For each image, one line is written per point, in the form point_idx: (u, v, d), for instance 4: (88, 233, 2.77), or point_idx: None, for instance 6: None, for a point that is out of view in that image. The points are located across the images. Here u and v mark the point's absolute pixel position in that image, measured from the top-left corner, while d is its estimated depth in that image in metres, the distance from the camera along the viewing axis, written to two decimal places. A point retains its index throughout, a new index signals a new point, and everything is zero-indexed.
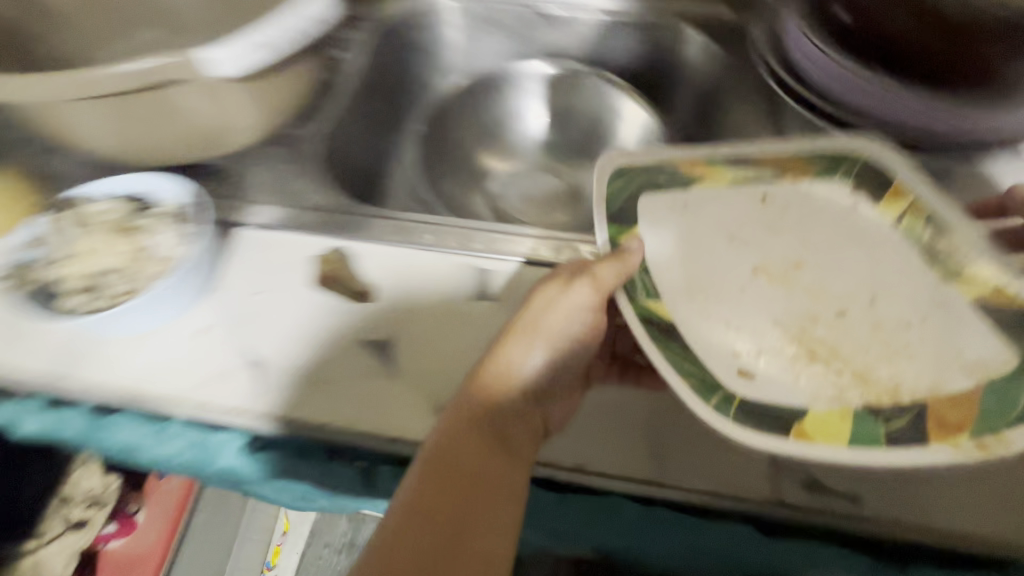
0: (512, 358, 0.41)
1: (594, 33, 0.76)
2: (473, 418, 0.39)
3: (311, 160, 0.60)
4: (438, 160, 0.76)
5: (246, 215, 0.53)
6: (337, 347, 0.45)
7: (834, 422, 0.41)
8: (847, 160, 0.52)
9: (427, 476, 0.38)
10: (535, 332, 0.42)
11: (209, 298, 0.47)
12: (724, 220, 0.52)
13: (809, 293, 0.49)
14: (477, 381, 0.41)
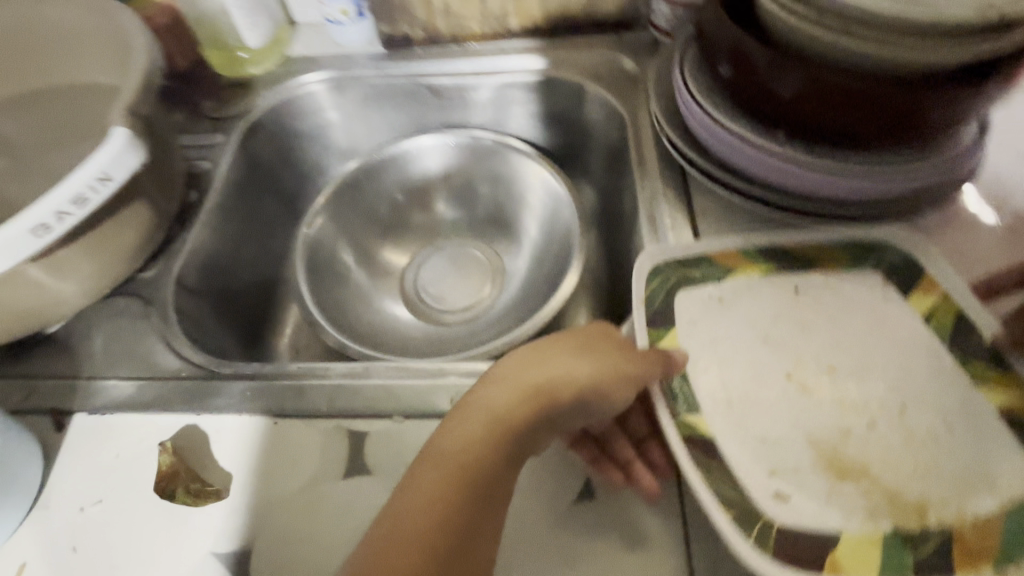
0: (537, 367, 0.41)
1: (484, 103, 0.73)
2: (495, 414, 0.39)
3: (148, 316, 0.50)
4: (363, 267, 0.70)
5: (85, 397, 0.45)
6: (189, 566, 0.38)
7: (865, 550, 0.37)
8: (885, 249, 0.50)
9: (442, 473, 0.36)
10: (555, 356, 0.42)
11: (37, 518, 0.41)
12: (756, 319, 0.48)
13: (841, 394, 0.44)
14: (506, 383, 0.40)
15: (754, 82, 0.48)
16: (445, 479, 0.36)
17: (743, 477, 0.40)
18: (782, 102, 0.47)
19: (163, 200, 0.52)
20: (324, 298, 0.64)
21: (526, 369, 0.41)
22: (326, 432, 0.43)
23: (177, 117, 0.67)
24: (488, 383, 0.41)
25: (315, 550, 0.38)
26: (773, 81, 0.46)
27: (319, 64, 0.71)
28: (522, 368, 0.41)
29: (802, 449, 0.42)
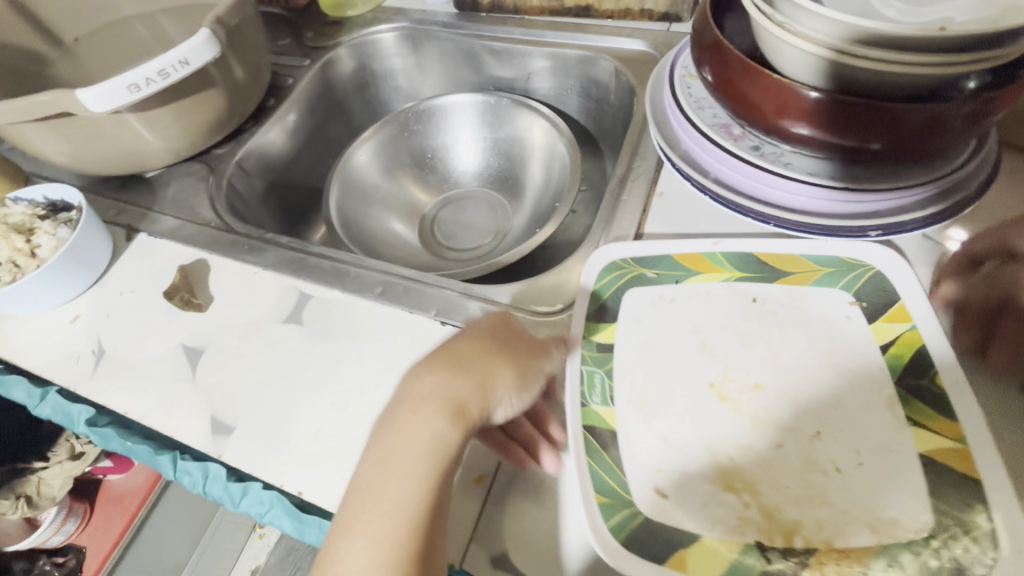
0: (464, 376, 0.40)
1: (530, 68, 0.79)
2: (434, 443, 0.38)
3: (201, 182, 0.67)
4: (397, 185, 0.80)
5: (150, 223, 0.62)
6: (166, 348, 0.52)
7: (717, 562, 0.35)
8: (855, 272, 0.45)
9: (397, 477, 0.37)
10: (475, 357, 0.41)
11: (93, 291, 0.57)
12: (699, 321, 0.46)
13: (749, 399, 0.41)
14: (435, 405, 0.39)
15: (731, 82, 0.45)
16: (394, 523, 0.36)
17: (628, 472, 0.39)
18: (764, 111, 0.44)
19: (239, 94, 0.68)
20: (353, 209, 0.75)
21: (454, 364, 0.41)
22: (284, 287, 0.55)
23: (284, 45, 0.84)
24: (417, 396, 0.39)
25: (241, 363, 0.50)
26: (752, 87, 0.43)
27: (401, 16, 0.83)
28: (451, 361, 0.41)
29: (656, 444, 0.40)
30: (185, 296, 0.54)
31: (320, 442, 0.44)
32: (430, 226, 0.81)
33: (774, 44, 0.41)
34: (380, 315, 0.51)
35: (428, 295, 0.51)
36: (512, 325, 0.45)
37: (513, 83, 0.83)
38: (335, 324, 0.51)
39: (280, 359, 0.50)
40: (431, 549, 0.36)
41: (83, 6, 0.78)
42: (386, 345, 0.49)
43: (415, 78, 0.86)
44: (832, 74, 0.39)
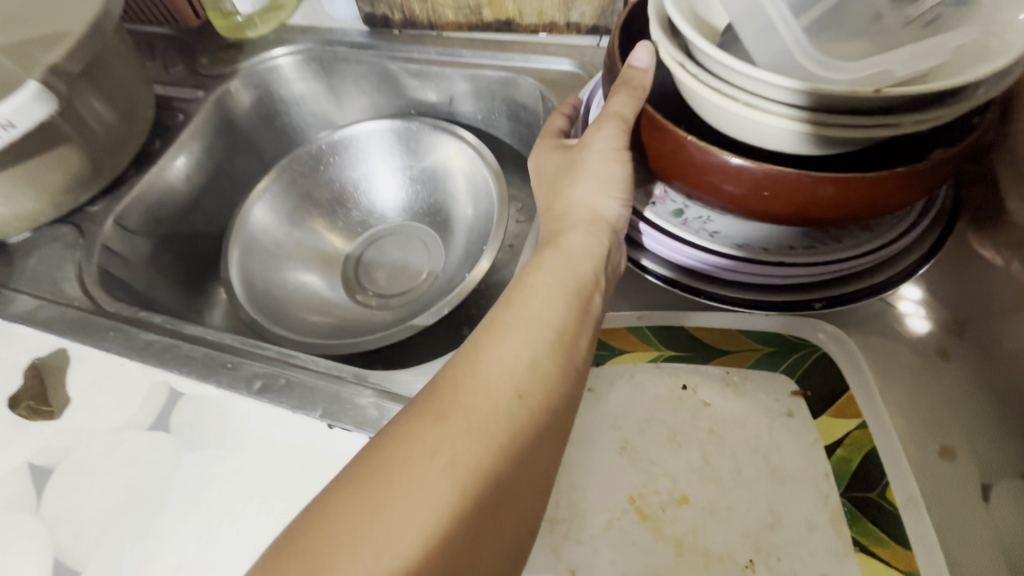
0: (574, 192, 0.40)
1: (451, 92, 0.72)
2: (564, 310, 0.35)
3: (69, 250, 0.59)
4: (314, 228, 0.73)
5: (6, 305, 0.54)
6: (9, 466, 0.44)
7: None
8: (798, 350, 0.39)
9: (535, 325, 0.34)
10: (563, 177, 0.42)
11: None
12: (621, 417, 0.39)
13: (670, 525, 0.35)
14: (569, 250, 0.38)
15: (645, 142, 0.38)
16: (529, 377, 0.32)
17: None
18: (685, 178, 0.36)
19: (106, 144, 0.59)
20: (262, 264, 0.67)
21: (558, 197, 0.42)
22: (154, 383, 0.47)
23: (174, 73, 0.74)
24: (543, 253, 0.39)
25: (95, 485, 0.43)
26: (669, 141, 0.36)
27: (306, 36, 0.74)
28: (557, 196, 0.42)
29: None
30: (33, 403, 0.47)
31: None
32: (354, 271, 0.73)
33: (698, 100, 0.33)
34: (259, 416, 0.44)
35: (312, 388, 0.44)
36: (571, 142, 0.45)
37: (437, 106, 0.75)
38: (207, 430, 0.44)
39: (141, 476, 0.43)
40: (559, 409, 0.33)
41: None
42: (264, 456, 0.42)
43: (329, 106, 0.78)
44: (768, 137, 0.32)
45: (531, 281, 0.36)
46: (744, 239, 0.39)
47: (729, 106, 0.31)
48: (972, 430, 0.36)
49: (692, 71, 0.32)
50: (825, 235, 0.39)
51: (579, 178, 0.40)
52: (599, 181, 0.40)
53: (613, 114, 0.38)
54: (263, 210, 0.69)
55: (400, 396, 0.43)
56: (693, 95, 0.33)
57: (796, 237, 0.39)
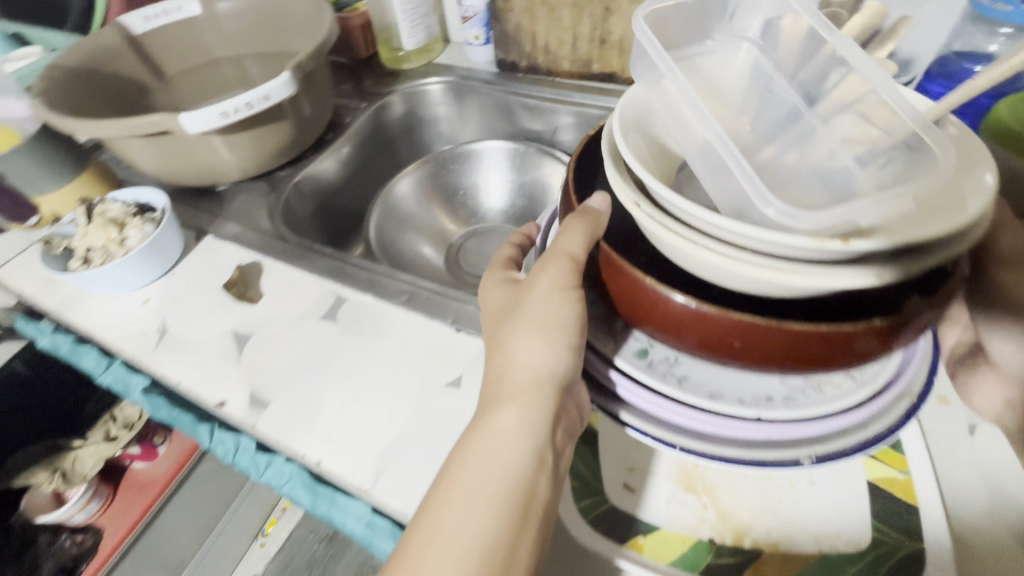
0: (514, 351, 0.43)
1: (557, 124, 0.90)
2: (493, 527, 0.37)
3: (262, 199, 0.78)
4: (433, 213, 0.90)
5: (218, 229, 0.73)
6: (220, 330, 0.60)
7: (673, 543, 0.41)
8: None
9: (457, 550, 0.36)
10: (506, 321, 0.45)
11: (163, 279, 0.67)
12: None
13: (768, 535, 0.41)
14: (504, 440, 0.40)
15: (613, 280, 0.41)
16: None
17: (605, 466, 0.45)
18: (655, 321, 0.40)
19: (305, 127, 0.79)
20: (392, 232, 0.85)
21: (499, 353, 0.44)
22: (324, 290, 0.63)
23: (345, 89, 0.97)
24: (473, 436, 0.41)
25: (281, 349, 0.58)
26: (633, 283, 0.39)
27: (449, 71, 0.95)
28: (499, 351, 0.44)
29: (677, 523, 0.42)
30: (241, 290, 0.63)
31: (340, 421, 0.51)
32: (456, 251, 0.89)
33: (658, 237, 0.37)
34: (404, 320, 0.59)
35: (447, 306, 0.59)
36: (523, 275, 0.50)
37: (542, 134, 0.93)
38: (363, 324, 0.59)
39: (314, 347, 0.57)
40: None
41: (185, 48, 0.92)
42: (408, 343, 0.56)
43: (456, 127, 0.98)
44: (729, 273, 0.35)
45: (457, 493, 0.38)
46: (718, 391, 0.41)
47: (688, 247, 0.35)
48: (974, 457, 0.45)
49: (650, 213, 0.36)
50: (800, 390, 0.41)
51: (521, 325, 0.44)
52: (543, 329, 0.42)
53: (562, 252, 0.42)
54: (402, 184, 0.88)
55: None
56: (654, 232, 0.37)
57: (771, 388, 0.41)
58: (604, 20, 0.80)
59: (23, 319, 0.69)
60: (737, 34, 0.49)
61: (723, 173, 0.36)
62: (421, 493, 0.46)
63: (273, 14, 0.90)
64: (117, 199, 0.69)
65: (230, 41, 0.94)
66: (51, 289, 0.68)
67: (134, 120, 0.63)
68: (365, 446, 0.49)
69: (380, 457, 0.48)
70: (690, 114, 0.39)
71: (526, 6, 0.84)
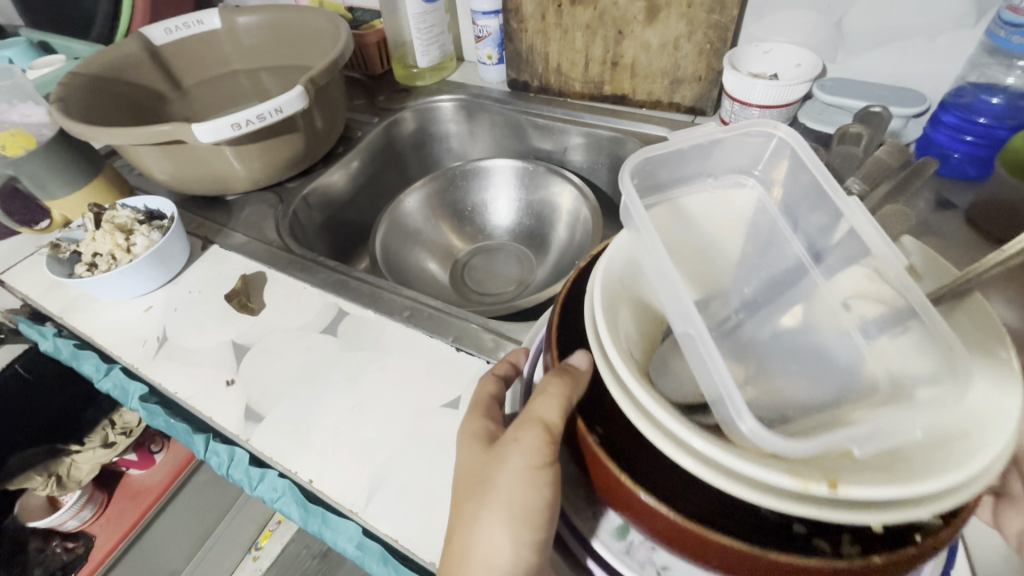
0: (472, 540, 0.38)
1: (567, 144, 0.90)
2: None
3: (269, 209, 0.78)
4: (439, 228, 0.90)
5: (224, 238, 0.73)
6: (219, 340, 0.60)
7: None
8: None
9: None
10: (467, 502, 0.39)
11: (166, 287, 0.67)
12: None
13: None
14: None
15: (588, 459, 0.36)
16: None
17: None
18: (633, 521, 0.34)
19: (315, 140, 0.80)
20: (398, 246, 0.84)
21: (456, 536, 0.39)
22: (326, 303, 0.62)
23: (358, 103, 0.98)
24: None
25: (279, 361, 0.57)
26: (608, 473, 0.34)
27: (461, 89, 0.96)
28: (456, 531, 0.39)
29: None
30: (242, 300, 0.63)
31: (335, 437, 0.50)
32: (461, 269, 0.90)
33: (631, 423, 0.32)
34: (404, 336, 0.58)
35: (448, 323, 0.58)
36: (501, 427, 0.43)
37: (551, 153, 0.93)
38: (364, 337, 0.58)
39: (312, 360, 0.57)
40: None
41: (202, 59, 0.94)
42: (408, 360, 0.56)
43: (467, 142, 0.99)
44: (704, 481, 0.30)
45: None
46: None
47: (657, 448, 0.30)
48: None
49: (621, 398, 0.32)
50: None
51: (484, 510, 0.38)
52: (509, 519, 0.37)
53: (535, 421, 0.37)
54: (409, 199, 0.87)
55: (513, 338, 0.56)
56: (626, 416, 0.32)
57: None
58: (616, 44, 0.80)
59: (27, 321, 0.69)
60: (739, 169, 0.45)
61: (698, 359, 0.31)
62: (415, 515, 0.44)
63: (290, 30, 0.91)
64: (125, 206, 0.69)
65: (248, 55, 0.95)
66: (54, 292, 0.68)
67: (146, 129, 0.63)
68: (358, 464, 0.48)
69: (374, 476, 0.47)
70: (665, 290, 0.33)
71: (539, 27, 0.84)
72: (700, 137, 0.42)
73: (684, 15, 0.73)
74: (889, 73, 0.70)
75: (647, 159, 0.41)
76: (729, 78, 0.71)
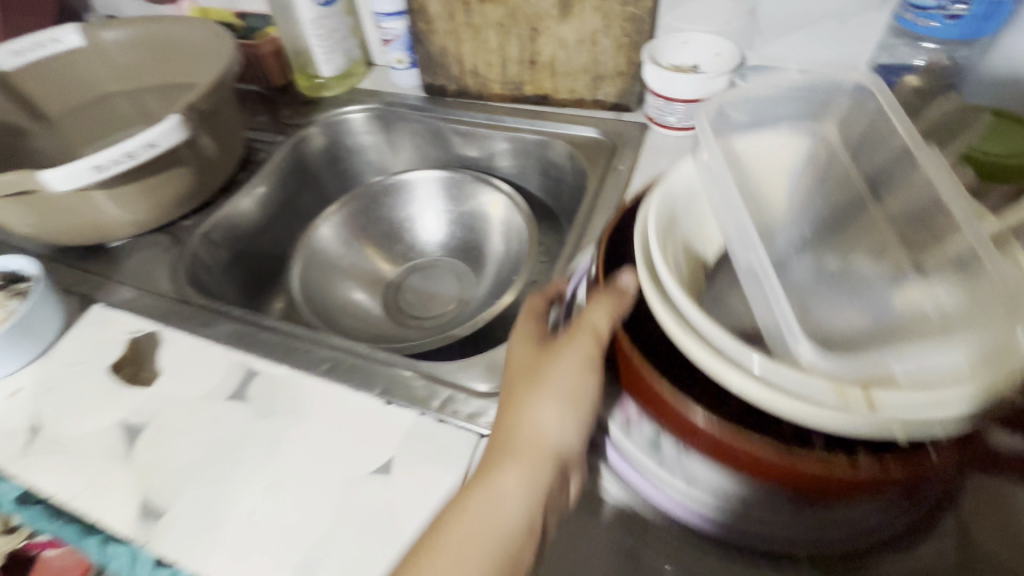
0: (517, 435, 0.41)
1: (493, 149, 0.85)
2: None
3: (162, 254, 0.68)
4: (362, 253, 0.83)
5: (108, 295, 0.63)
6: (106, 421, 0.51)
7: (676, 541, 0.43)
8: None
9: None
10: (523, 384, 0.43)
11: (37, 363, 0.57)
12: None
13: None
14: (465, 544, 0.37)
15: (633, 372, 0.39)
16: None
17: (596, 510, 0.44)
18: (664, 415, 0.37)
19: (210, 170, 0.71)
20: (315, 282, 0.77)
21: (503, 432, 0.42)
22: (233, 362, 0.55)
23: (259, 121, 0.88)
24: (437, 544, 0.38)
25: (179, 437, 0.50)
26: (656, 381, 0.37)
27: (372, 98, 0.88)
28: (505, 422, 0.42)
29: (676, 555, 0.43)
30: (132, 371, 0.55)
31: (251, 527, 0.43)
32: (394, 293, 0.83)
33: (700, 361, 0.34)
34: (321, 394, 0.51)
35: (372, 374, 0.52)
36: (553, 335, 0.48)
37: (478, 160, 0.87)
38: (279, 397, 0.52)
39: (219, 435, 0.49)
40: None
41: (67, 84, 0.82)
42: (329, 422, 0.49)
43: (385, 157, 0.92)
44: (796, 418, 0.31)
45: None
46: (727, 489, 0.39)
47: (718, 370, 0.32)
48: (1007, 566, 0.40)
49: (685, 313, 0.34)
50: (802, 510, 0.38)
51: (535, 396, 0.42)
52: (557, 408, 0.41)
53: (588, 325, 0.40)
54: (324, 229, 0.80)
55: (446, 382, 0.51)
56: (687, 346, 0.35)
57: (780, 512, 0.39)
58: (532, 42, 0.75)
59: None
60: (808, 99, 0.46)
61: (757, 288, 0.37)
62: None
63: (169, 43, 0.80)
64: None
65: (123, 75, 0.84)
66: None
67: None
68: (278, 559, 0.42)
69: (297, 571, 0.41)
70: (732, 228, 0.40)
71: (449, 28, 0.78)
72: (777, 81, 0.46)
73: (599, 9, 0.70)
74: (804, 57, 0.69)
75: (729, 95, 0.45)
76: (649, 72, 0.69)
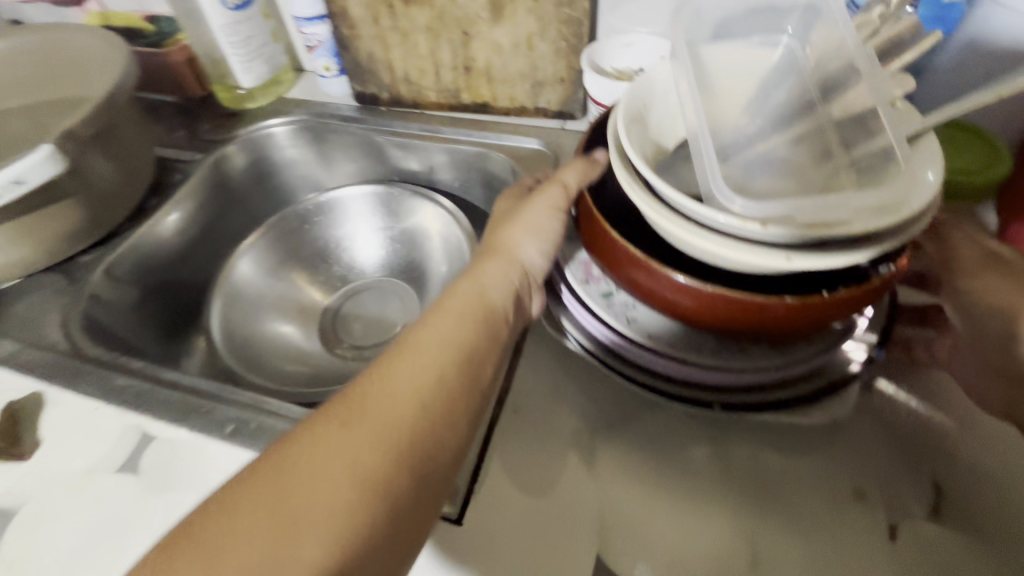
0: (494, 255, 0.47)
1: (432, 162, 0.79)
2: (386, 439, 0.34)
3: (56, 297, 0.61)
4: (290, 283, 0.77)
5: None
6: None
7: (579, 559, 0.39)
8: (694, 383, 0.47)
9: None
10: (502, 227, 0.49)
11: None
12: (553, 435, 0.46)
13: (675, 508, 0.42)
14: (439, 338, 0.40)
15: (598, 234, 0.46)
16: None
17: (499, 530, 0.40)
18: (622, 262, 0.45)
19: (108, 200, 0.63)
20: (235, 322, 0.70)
21: (485, 250, 0.48)
22: (125, 426, 0.49)
23: (175, 138, 0.81)
24: (409, 341, 0.40)
25: (61, 518, 0.44)
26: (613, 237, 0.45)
27: (300, 109, 0.81)
28: (489, 243, 0.49)
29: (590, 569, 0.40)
30: (6, 443, 0.48)
31: None
32: (328, 324, 0.76)
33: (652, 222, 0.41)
34: (221, 463, 0.46)
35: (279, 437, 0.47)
36: None
37: (418, 173, 0.81)
38: (174, 466, 0.46)
39: (104, 514, 0.44)
40: None
41: None
42: None
43: (314, 177, 0.86)
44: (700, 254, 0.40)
45: (356, 415, 0.35)
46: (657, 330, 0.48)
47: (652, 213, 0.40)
48: (882, 435, 0.45)
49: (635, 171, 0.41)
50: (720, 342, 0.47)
51: (514, 223, 0.49)
52: (531, 232, 0.48)
53: (559, 178, 0.48)
54: (241, 262, 0.74)
55: None
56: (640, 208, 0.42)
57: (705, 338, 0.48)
58: (465, 47, 0.69)
59: None
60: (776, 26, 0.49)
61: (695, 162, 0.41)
62: None
63: (63, 55, 0.72)
64: None
65: (14, 92, 0.75)
66: None
67: None
68: None
69: None
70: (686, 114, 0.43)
71: (374, 32, 0.71)
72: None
73: (532, 11, 0.64)
74: None
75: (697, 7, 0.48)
76: (588, 78, 0.64)
